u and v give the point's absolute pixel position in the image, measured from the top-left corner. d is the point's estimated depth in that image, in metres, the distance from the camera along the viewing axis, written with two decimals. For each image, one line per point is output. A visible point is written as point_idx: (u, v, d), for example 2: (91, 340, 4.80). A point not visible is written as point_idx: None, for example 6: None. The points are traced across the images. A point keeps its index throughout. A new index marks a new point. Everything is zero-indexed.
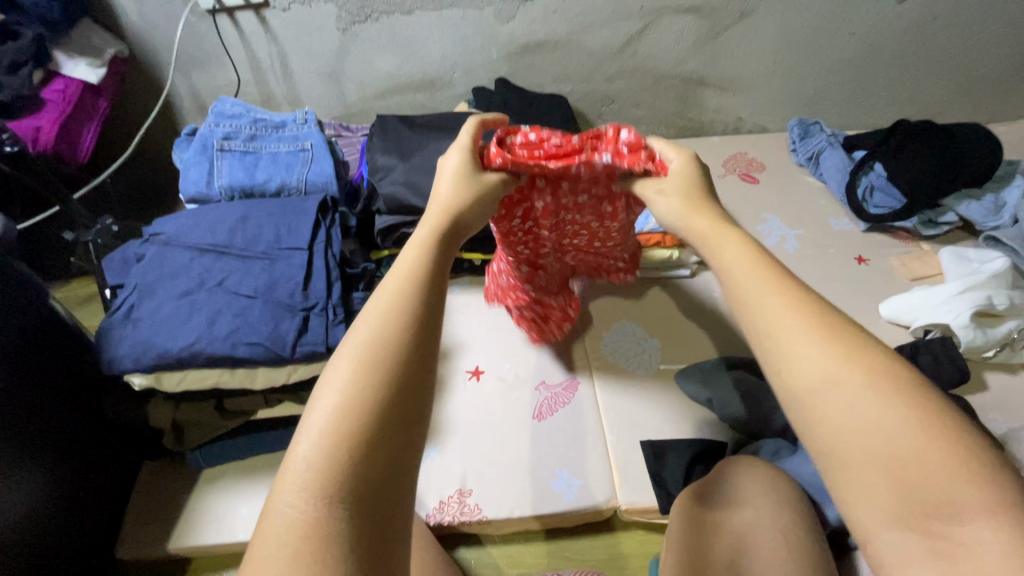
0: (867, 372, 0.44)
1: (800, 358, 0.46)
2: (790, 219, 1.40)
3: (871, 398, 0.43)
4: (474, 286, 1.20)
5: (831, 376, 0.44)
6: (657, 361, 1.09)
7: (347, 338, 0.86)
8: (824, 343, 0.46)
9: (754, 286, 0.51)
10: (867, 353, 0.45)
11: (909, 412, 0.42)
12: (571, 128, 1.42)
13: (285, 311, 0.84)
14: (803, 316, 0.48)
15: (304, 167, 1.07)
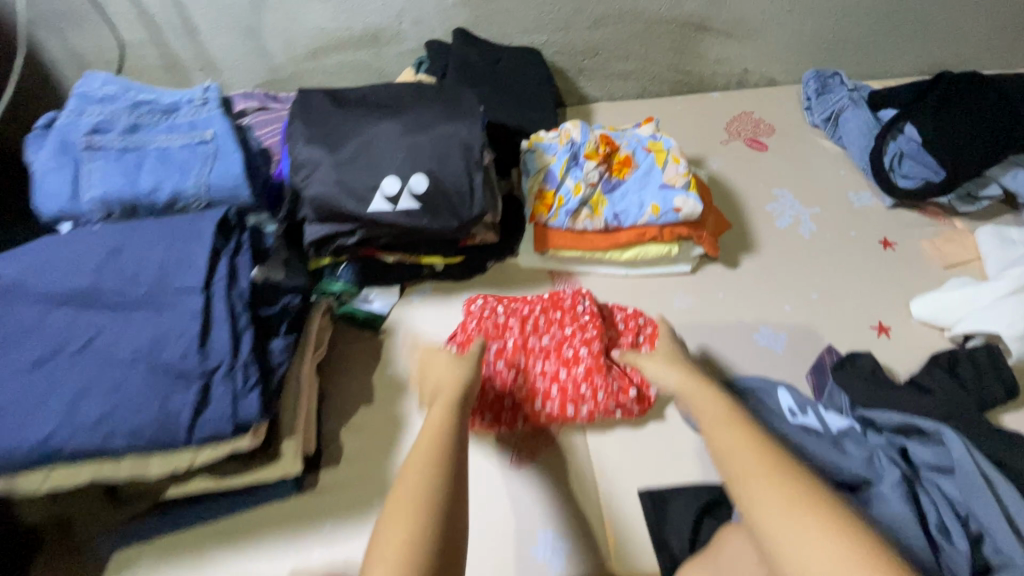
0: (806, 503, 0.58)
1: (758, 491, 0.60)
2: (805, 195, 1.20)
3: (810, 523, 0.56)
4: (436, 297, 1.06)
5: (783, 507, 0.58)
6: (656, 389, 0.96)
7: (262, 409, 0.66)
8: (775, 479, 0.61)
9: (728, 436, 0.68)
10: (805, 487, 0.60)
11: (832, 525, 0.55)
12: (547, 90, 1.17)
13: (175, 380, 0.64)
14: (761, 458, 0.63)
15: (204, 166, 0.83)
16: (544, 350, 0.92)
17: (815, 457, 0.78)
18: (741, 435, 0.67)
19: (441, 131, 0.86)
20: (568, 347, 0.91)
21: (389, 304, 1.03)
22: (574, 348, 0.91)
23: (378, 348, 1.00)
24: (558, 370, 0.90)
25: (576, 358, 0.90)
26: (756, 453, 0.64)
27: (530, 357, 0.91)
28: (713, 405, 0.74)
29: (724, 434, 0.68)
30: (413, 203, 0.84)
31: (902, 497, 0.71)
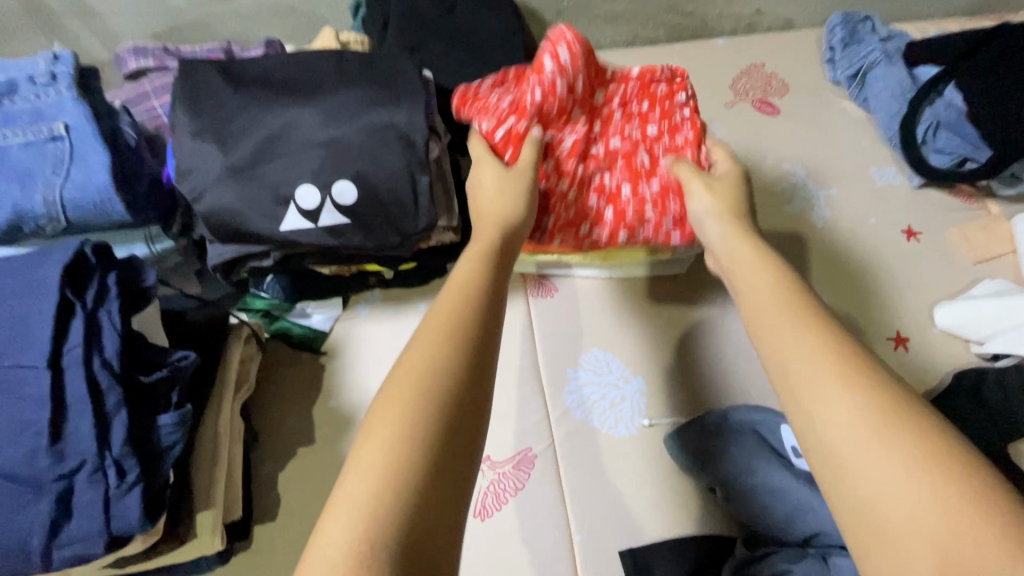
0: (895, 427, 0.41)
1: (828, 403, 0.44)
2: (820, 171, 1.02)
3: (912, 458, 0.40)
4: (387, 308, 0.90)
5: (867, 434, 0.42)
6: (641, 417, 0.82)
7: (144, 516, 0.52)
8: (855, 391, 0.43)
9: (781, 328, 0.50)
10: (896, 400, 0.43)
11: (932, 462, 0.39)
12: (516, 44, 0.94)
13: (24, 488, 0.50)
14: (828, 356, 0.46)
15: (53, 176, 0.62)
16: (607, 156, 0.78)
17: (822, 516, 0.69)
18: (803, 324, 0.49)
19: (372, 121, 0.66)
20: (643, 158, 0.77)
21: (331, 319, 0.88)
22: (650, 158, 0.77)
23: (319, 374, 0.85)
24: (622, 185, 0.77)
25: (643, 177, 0.77)
26: (820, 349, 0.47)
27: (590, 163, 0.76)
28: (765, 277, 0.55)
29: (781, 317, 0.50)
30: (340, 218, 0.66)
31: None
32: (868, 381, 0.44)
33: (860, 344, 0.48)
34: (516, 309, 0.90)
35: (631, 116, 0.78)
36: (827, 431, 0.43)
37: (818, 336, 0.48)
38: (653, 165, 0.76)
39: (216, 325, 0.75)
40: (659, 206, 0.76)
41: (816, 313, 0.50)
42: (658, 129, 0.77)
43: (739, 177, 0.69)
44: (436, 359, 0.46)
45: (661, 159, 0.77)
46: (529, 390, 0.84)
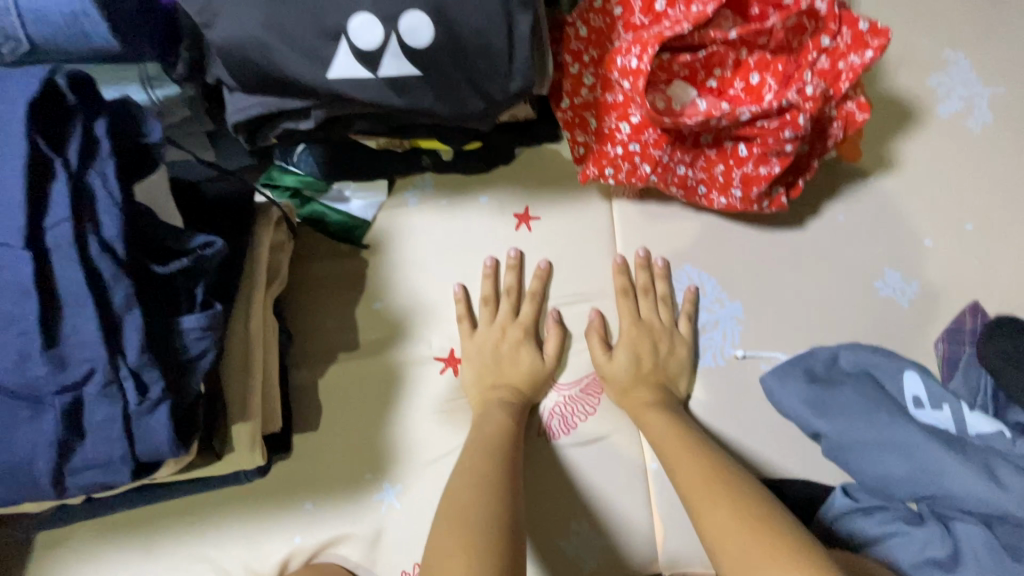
0: (759, 530, 0.49)
1: (702, 510, 0.53)
2: (987, 63, 0.81)
3: (764, 543, 0.47)
4: (440, 197, 0.75)
5: (729, 525, 0.50)
6: (733, 345, 0.71)
7: (175, 439, 0.41)
8: (720, 501, 0.53)
9: (673, 454, 0.60)
10: (750, 509, 0.51)
11: (763, 540, 0.48)
12: None
13: (18, 401, 0.39)
14: (703, 471, 0.57)
15: None
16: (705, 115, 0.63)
17: (950, 479, 0.59)
18: (685, 454, 0.60)
19: None
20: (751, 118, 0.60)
21: (373, 206, 0.73)
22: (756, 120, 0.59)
23: (362, 270, 0.72)
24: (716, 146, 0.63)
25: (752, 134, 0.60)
26: (697, 464, 0.58)
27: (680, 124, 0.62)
28: (668, 422, 0.64)
29: (669, 441, 0.62)
30: (406, 67, 0.48)
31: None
32: (728, 492, 0.54)
33: (727, 463, 0.58)
34: (598, 211, 0.75)
35: (752, 58, 0.60)
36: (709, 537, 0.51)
37: (696, 461, 0.58)
38: (758, 126, 0.59)
39: (239, 202, 0.60)
40: (755, 171, 0.62)
41: (693, 442, 0.61)
42: (775, 74, 0.59)
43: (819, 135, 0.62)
44: (466, 467, 0.57)
45: (769, 120, 0.59)
46: (606, 308, 0.73)
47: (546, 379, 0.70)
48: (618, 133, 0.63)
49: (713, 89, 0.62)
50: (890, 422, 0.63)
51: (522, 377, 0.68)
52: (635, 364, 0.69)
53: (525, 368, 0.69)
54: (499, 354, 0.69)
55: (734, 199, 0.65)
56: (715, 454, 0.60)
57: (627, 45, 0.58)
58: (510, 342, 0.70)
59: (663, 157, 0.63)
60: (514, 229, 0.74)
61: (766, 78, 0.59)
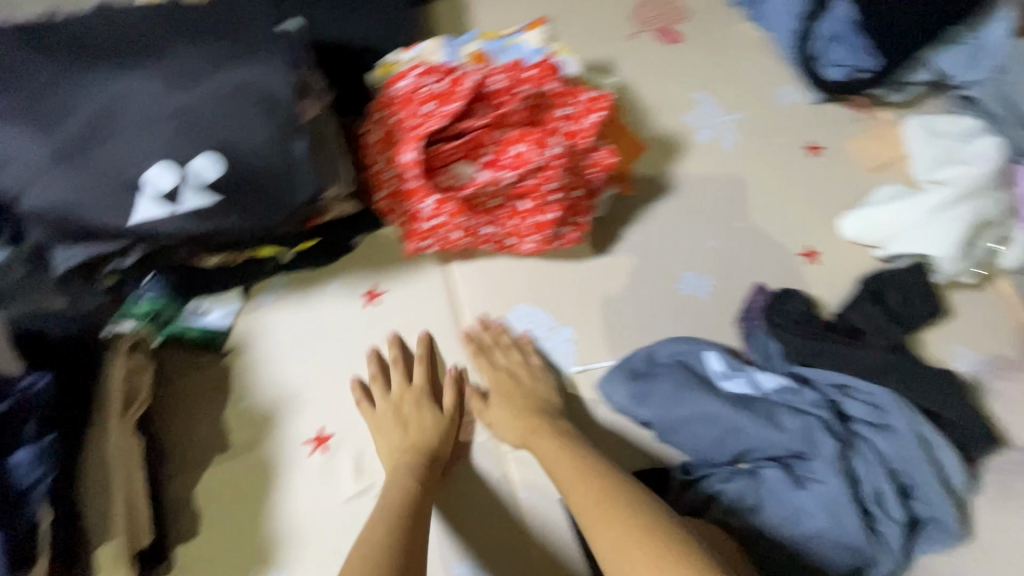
0: (646, 549, 0.55)
1: (596, 533, 0.59)
2: (726, 96, 1.01)
3: (654, 562, 0.54)
4: (293, 292, 0.83)
5: (618, 547, 0.56)
6: (572, 363, 0.82)
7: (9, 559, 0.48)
8: (615, 523, 0.59)
9: (563, 479, 0.66)
10: (631, 527, 0.57)
11: (650, 560, 0.54)
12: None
13: None
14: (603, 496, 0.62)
15: None
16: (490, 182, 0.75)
17: (749, 435, 0.70)
18: (576, 478, 0.65)
19: (221, 82, 0.58)
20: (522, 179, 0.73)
21: (229, 314, 0.80)
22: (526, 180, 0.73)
23: (227, 373, 0.78)
24: (508, 205, 0.76)
25: (528, 192, 0.74)
26: (597, 488, 0.63)
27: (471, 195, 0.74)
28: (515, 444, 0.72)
29: (566, 466, 0.67)
30: (205, 199, 0.58)
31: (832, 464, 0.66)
32: (621, 516, 0.59)
33: (623, 483, 0.64)
34: (435, 276, 0.86)
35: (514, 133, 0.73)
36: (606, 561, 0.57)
37: (589, 484, 0.64)
38: (529, 185, 0.73)
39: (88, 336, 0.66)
40: (541, 218, 0.75)
41: (591, 464, 0.66)
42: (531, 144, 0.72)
43: (585, 181, 0.77)
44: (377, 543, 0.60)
45: (535, 179, 0.73)
46: (458, 357, 0.82)
47: (451, 427, 0.76)
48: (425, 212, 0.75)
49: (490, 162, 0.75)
50: (703, 398, 0.73)
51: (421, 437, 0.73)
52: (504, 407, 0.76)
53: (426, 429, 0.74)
54: (398, 417, 0.75)
55: (535, 245, 0.78)
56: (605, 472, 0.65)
57: (408, 143, 0.71)
58: (409, 405, 0.76)
59: (465, 223, 0.75)
60: (363, 306, 0.83)
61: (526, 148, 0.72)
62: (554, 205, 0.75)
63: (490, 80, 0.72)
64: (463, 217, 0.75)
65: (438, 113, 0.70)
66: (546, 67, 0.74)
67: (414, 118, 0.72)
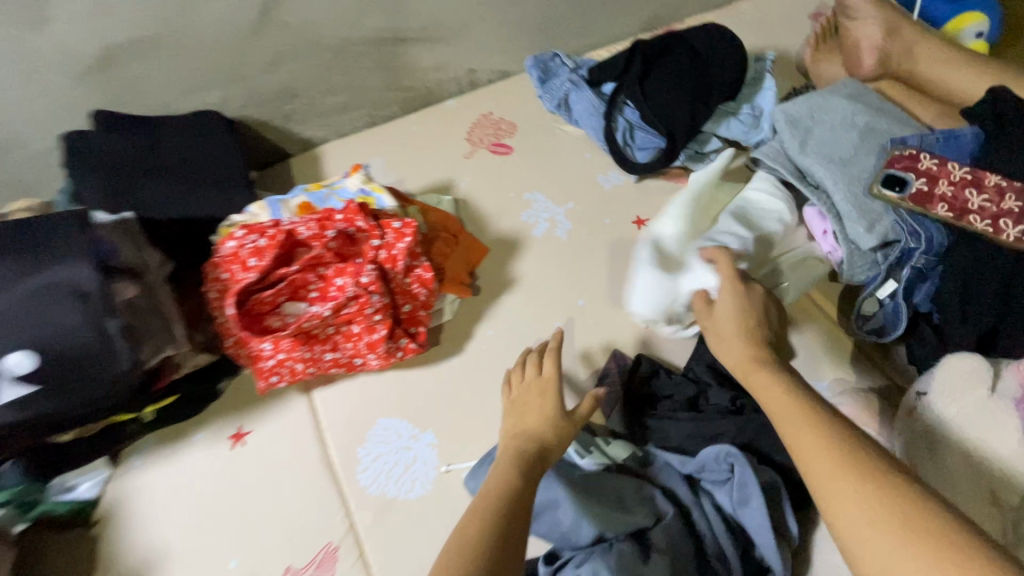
0: (910, 517, 0.47)
1: (839, 489, 0.51)
2: (558, 192, 1.13)
3: (911, 542, 0.45)
4: (162, 450, 0.86)
5: (865, 517, 0.48)
6: (435, 466, 0.84)
7: None
8: (866, 488, 0.50)
9: (794, 434, 0.58)
10: (888, 483, 0.50)
11: (910, 537, 0.46)
12: (238, 162, 1.00)
13: None
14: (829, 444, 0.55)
15: None
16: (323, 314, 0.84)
17: (604, 517, 0.69)
18: (807, 433, 0.57)
19: (37, 283, 0.66)
20: (348, 306, 0.82)
21: (98, 484, 0.82)
22: (350, 307, 0.82)
23: (94, 546, 0.80)
24: (343, 332, 0.84)
25: (356, 316, 0.82)
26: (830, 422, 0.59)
27: (305, 329, 0.82)
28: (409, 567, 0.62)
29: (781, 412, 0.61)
30: (25, 387, 0.64)
31: (670, 551, 0.67)
32: (869, 475, 0.51)
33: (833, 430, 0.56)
34: (300, 406, 0.90)
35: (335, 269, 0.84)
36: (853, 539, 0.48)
37: (820, 433, 0.56)
38: (355, 311, 0.82)
39: None
40: (374, 338, 0.83)
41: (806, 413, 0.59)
42: (349, 275, 0.83)
43: (411, 295, 0.86)
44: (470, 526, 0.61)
45: (359, 304, 0.82)
46: (325, 484, 0.84)
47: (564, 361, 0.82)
48: (265, 354, 0.82)
49: (320, 296, 0.84)
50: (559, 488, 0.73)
51: (536, 428, 0.73)
52: (736, 304, 0.77)
53: (538, 415, 0.74)
54: (524, 410, 0.76)
55: (376, 361, 0.84)
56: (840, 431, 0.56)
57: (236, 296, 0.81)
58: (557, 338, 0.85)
59: (305, 355, 0.82)
60: (231, 449, 0.87)
61: (346, 280, 0.83)
62: (383, 324, 0.83)
63: (305, 228, 0.84)
64: (301, 350, 0.82)
65: (259, 266, 0.81)
66: (353, 208, 0.86)
67: (242, 274, 0.82)
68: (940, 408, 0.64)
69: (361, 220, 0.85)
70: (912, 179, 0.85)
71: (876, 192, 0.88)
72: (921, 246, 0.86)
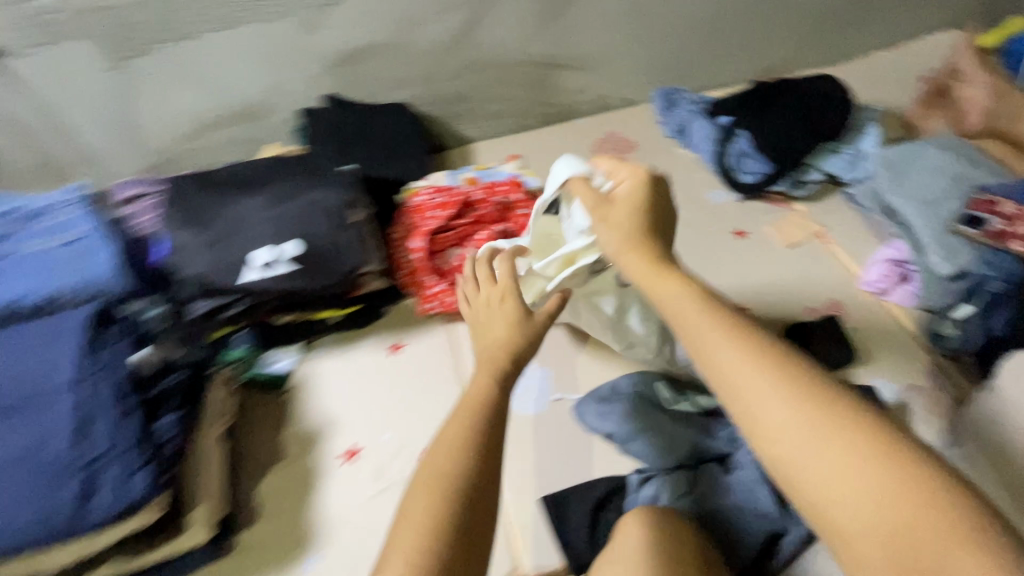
0: (824, 415, 0.50)
1: (758, 392, 0.52)
2: (669, 200, 1.32)
3: (822, 440, 0.49)
4: (340, 347, 1.11)
5: (819, 441, 0.49)
6: (550, 393, 1.02)
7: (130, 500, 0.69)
8: (786, 393, 0.52)
9: (739, 368, 0.54)
10: (841, 413, 0.50)
11: (866, 461, 0.47)
12: (420, 144, 1.27)
13: (81, 469, 0.69)
14: (777, 371, 0.53)
15: (75, 264, 0.86)
16: None
17: (691, 442, 0.90)
18: (751, 362, 0.54)
19: (306, 199, 0.94)
20: None
21: (293, 362, 1.08)
22: None
23: (287, 405, 1.04)
24: None
25: None
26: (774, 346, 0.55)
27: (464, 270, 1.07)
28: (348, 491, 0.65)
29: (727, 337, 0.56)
30: (290, 267, 0.91)
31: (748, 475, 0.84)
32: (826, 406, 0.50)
33: (791, 354, 0.55)
34: (444, 333, 1.13)
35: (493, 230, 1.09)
36: (770, 441, 0.51)
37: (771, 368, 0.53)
38: None
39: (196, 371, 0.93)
40: None
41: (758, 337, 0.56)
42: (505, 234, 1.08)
43: None
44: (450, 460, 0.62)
45: None
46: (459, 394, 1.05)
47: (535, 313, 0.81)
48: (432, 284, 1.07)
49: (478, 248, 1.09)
50: (659, 421, 0.91)
51: (503, 334, 0.76)
52: (636, 211, 0.71)
53: (503, 320, 0.77)
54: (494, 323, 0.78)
55: None
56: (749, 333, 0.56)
57: (420, 238, 1.07)
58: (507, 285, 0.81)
59: None
60: (391, 355, 1.11)
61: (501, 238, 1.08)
62: None
63: (475, 195, 1.10)
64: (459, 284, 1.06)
65: (440, 217, 1.08)
66: (512, 186, 1.12)
67: (423, 222, 1.09)
68: (1002, 393, 0.78)
69: (518, 196, 1.10)
70: (992, 219, 1.02)
71: (957, 229, 1.04)
72: (999, 275, 0.99)
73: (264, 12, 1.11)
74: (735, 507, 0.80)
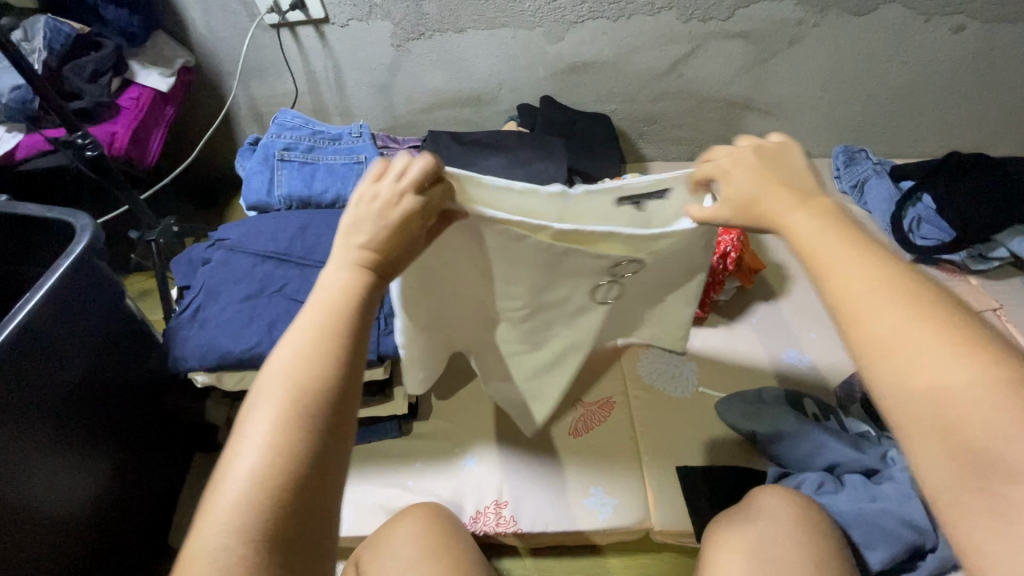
0: (927, 308, 0.45)
1: (848, 273, 0.50)
2: None
3: (926, 327, 0.44)
4: None
5: (917, 333, 0.44)
6: (693, 384, 1.11)
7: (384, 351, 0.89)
8: (891, 287, 0.47)
9: (843, 262, 0.51)
10: (950, 315, 0.45)
11: (972, 356, 0.42)
12: (615, 149, 1.41)
13: None
14: (887, 271, 0.49)
15: (358, 179, 1.11)
16: None
17: (834, 451, 0.94)
18: (860, 261, 0.50)
19: (534, 168, 1.13)
20: None
21: None
22: None
23: None
24: None
25: None
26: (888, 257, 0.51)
27: None
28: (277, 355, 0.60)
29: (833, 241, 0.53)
30: None
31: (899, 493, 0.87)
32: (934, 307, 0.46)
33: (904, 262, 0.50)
34: None
35: None
36: (860, 324, 0.47)
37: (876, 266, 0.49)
38: None
39: None
40: None
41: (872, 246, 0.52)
42: None
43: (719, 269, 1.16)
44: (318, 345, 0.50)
45: None
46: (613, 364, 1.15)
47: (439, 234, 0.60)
48: None
49: None
50: (807, 424, 0.98)
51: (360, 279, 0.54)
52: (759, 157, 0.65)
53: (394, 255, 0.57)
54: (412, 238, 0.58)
55: None
56: (865, 246, 0.52)
57: None
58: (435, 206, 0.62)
59: None
60: None
61: None
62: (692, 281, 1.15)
63: None
64: None
65: None
66: None
67: None
68: None
69: None
70: None
71: None
72: None
73: (521, 20, 1.34)
74: (877, 513, 0.84)
